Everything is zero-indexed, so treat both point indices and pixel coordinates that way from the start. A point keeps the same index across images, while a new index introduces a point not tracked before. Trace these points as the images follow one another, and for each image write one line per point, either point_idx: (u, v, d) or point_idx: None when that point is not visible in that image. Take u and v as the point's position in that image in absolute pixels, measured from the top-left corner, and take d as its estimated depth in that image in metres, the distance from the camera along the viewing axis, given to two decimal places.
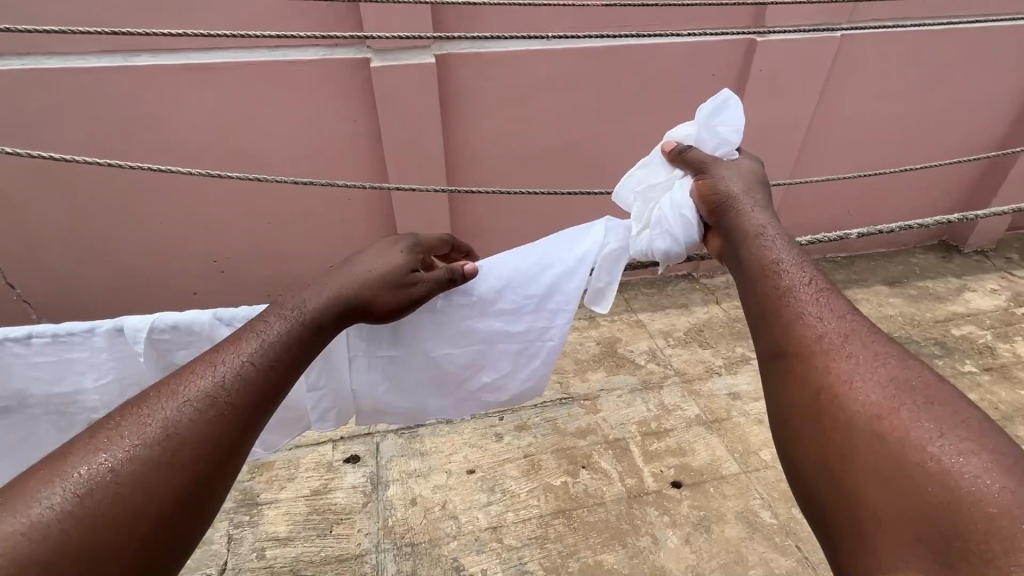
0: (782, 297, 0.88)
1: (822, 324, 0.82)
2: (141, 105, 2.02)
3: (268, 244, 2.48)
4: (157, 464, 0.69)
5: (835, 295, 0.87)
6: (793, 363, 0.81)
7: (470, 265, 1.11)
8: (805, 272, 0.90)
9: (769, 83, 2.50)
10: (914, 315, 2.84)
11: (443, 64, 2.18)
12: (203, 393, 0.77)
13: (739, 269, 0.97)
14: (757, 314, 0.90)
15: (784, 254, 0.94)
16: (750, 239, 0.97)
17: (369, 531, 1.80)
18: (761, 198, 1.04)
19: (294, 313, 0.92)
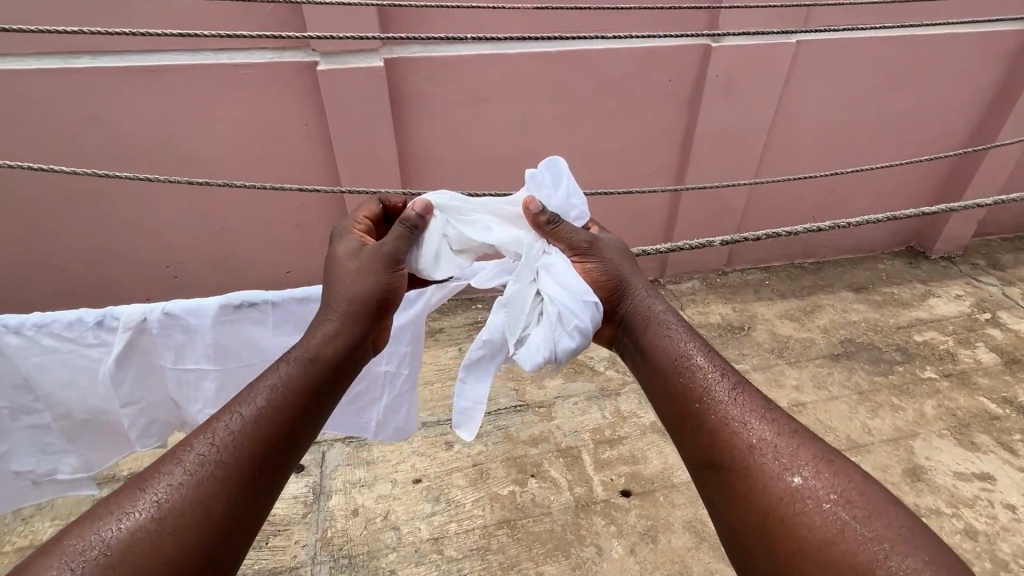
0: (702, 399, 0.94)
1: (747, 431, 0.88)
2: (84, 108, 1.97)
3: (222, 250, 2.44)
4: (196, 509, 0.70)
5: (746, 390, 0.95)
6: (731, 477, 0.85)
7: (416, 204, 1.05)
8: (712, 365, 0.98)
9: (727, 88, 2.50)
10: (878, 321, 2.82)
11: (393, 68, 2.16)
12: (211, 456, 0.75)
13: (648, 363, 1.03)
14: (680, 415, 0.95)
15: (691, 349, 1.01)
16: (653, 332, 1.05)
17: (307, 542, 1.75)
18: (641, 276, 1.13)
19: (305, 350, 0.89)
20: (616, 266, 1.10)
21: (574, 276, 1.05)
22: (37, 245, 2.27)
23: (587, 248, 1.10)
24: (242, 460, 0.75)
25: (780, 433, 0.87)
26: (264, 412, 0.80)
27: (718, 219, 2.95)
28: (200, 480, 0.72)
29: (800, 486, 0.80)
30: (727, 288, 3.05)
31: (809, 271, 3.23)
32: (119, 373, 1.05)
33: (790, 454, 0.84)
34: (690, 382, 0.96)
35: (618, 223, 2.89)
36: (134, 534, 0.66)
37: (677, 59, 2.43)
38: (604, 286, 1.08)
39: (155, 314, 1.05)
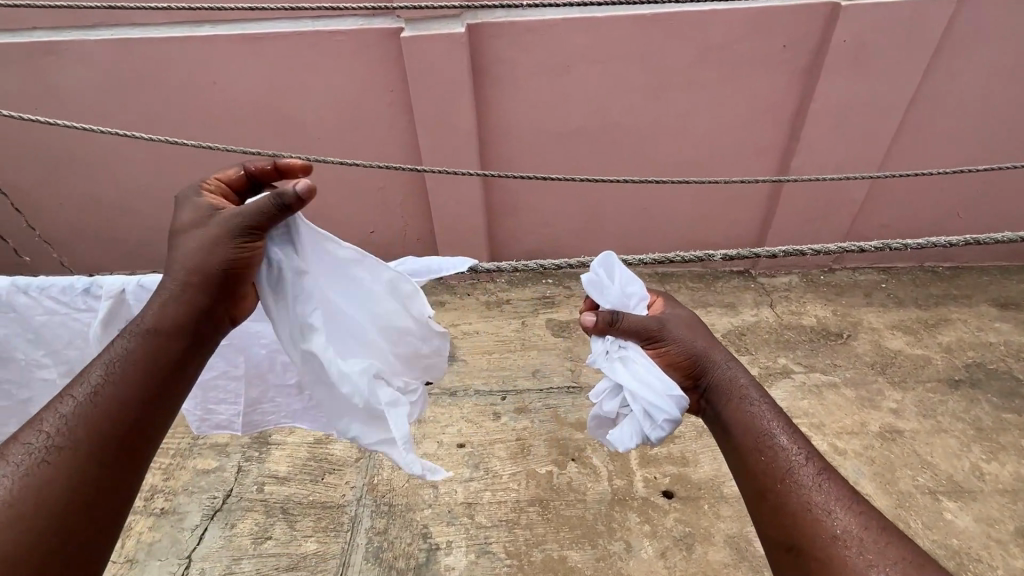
0: (784, 481, 0.90)
1: (833, 521, 0.84)
2: (203, 72, 2.19)
3: (313, 208, 2.60)
4: (28, 502, 0.72)
5: (833, 476, 0.91)
6: (812, 564, 0.82)
7: (299, 184, 0.91)
8: (797, 447, 0.94)
9: (855, 56, 2.14)
10: (1021, 346, 2.35)
11: (474, 35, 2.12)
12: (47, 443, 0.77)
13: (726, 435, 1.00)
14: (756, 492, 0.92)
15: (776, 427, 0.96)
16: (733, 404, 1.01)
17: (354, 484, 1.91)
18: (714, 341, 1.09)
19: (137, 332, 0.88)
20: (691, 342, 1.07)
21: (655, 372, 1.02)
22: (162, 194, 2.55)
23: (660, 331, 1.08)
24: (78, 442, 0.78)
25: (867, 525, 0.83)
26: (94, 392, 0.82)
27: (829, 209, 2.59)
28: (33, 465, 0.75)
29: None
30: (831, 288, 2.69)
31: (941, 278, 2.74)
32: (103, 338, 1.19)
33: (876, 548, 0.80)
34: (773, 463, 0.92)
35: (708, 206, 2.64)
36: None
37: (795, 22, 2.11)
38: (682, 365, 1.06)
39: (130, 285, 1.15)
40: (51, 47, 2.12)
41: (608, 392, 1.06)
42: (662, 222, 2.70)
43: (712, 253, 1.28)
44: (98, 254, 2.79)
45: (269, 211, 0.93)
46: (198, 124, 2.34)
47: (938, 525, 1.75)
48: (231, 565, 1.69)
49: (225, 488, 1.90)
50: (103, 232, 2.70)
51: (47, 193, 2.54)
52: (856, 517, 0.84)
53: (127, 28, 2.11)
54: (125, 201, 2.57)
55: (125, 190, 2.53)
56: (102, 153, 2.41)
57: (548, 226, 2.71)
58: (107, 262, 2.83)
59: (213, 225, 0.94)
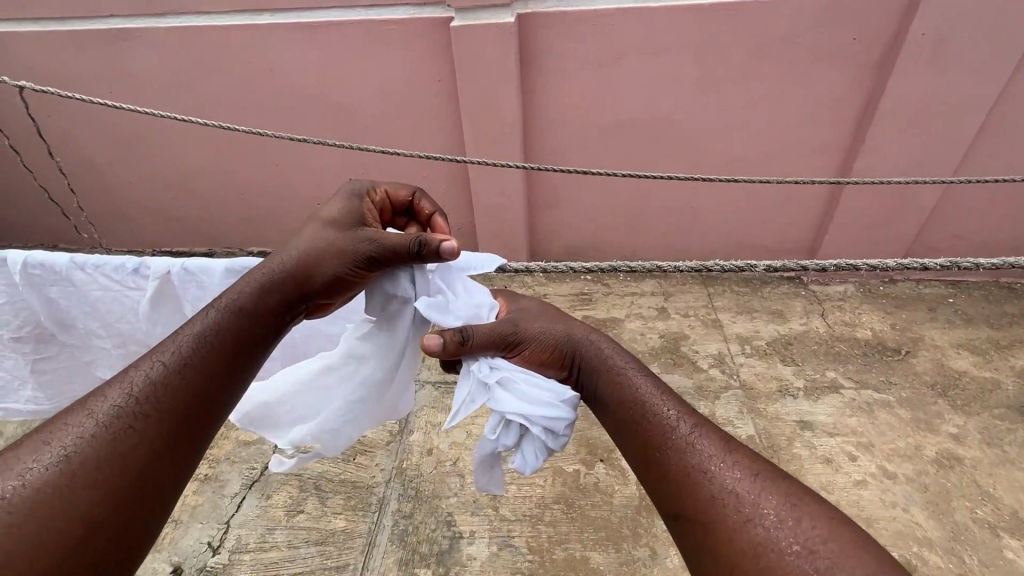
0: (659, 444, 0.87)
1: (707, 479, 0.79)
2: (261, 60, 2.27)
3: None
4: (113, 452, 0.76)
5: (706, 423, 0.89)
6: (695, 529, 0.77)
7: (448, 245, 0.98)
8: (665, 404, 0.93)
9: (933, 51, 1.98)
10: None
11: (524, 25, 2.09)
12: (134, 401, 0.81)
13: (609, 415, 0.98)
14: (643, 464, 0.89)
15: (646, 389, 0.96)
16: (608, 377, 1.01)
17: (383, 467, 1.95)
18: (573, 325, 1.11)
19: (222, 306, 0.96)
20: (557, 332, 1.09)
21: (538, 387, 1.02)
22: (220, 176, 2.67)
23: (517, 333, 1.07)
24: (163, 402, 0.82)
25: (746, 477, 0.79)
26: (182, 357, 0.88)
27: (894, 216, 2.42)
28: (122, 422, 0.79)
29: (762, 540, 0.71)
30: (891, 300, 2.52)
31: (1017, 295, 2.53)
32: (153, 315, 1.28)
33: (753, 500, 0.75)
34: (651, 428, 0.90)
35: (760, 208, 2.52)
36: (43, 473, 0.72)
37: (868, 13, 1.97)
38: (552, 350, 1.07)
39: (176, 268, 1.22)
40: (126, 34, 2.25)
41: (502, 425, 1.01)
42: (710, 222, 2.60)
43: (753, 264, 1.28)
44: (160, 232, 2.96)
45: (405, 252, 1.01)
46: (255, 110, 2.43)
47: (996, 563, 1.61)
48: (265, 534, 1.77)
49: (262, 461, 1.98)
50: (166, 211, 2.85)
51: (119, 172, 2.71)
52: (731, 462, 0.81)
53: (193, 16, 2.20)
54: (186, 182, 2.71)
55: (186, 171, 2.66)
56: (167, 135, 2.54)
57: (590, 221, 2.66)
58: (167, 240, 2.99)
59: (343, 241, 1.04)
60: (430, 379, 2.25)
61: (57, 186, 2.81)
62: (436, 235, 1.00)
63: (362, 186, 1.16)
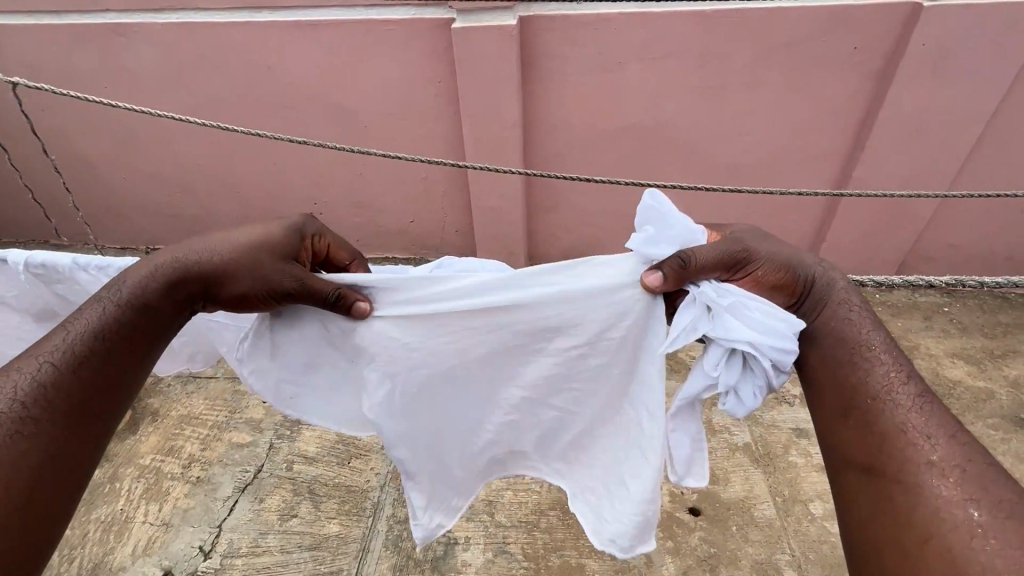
0: (877, 398, 0.90)
1: (928, 446, 0.82)
2: (260, 58, 2.24)
3: (356, 194, 2.63)
4: (4, 458, 0.79)
5: (935, 396, 0.88)
6: (892, 486, 0.82)
7: (362, 305, 1.06)
8: (894, 362, 0.92)
9: (934, 62, 1.98)
10: None
11: (527, 28, 2.08)
12: (23, 404, 0.84)
13: (817, 355, 0.99)
14: (844, 410, 0.93)
15: (874, 341, 0.95)
16: (827, 318, 0.99)
17: (379, 471, 1.94)
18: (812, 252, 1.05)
19: (115, 299, 0.97)
20: (787, 256, 1.01)
21: (767, 315, 0.93)
22: (217, 174, 2.63)
23: (745, 256, 0.99)
24: (54, 403, 0.86)
25: (967, 458, 0.80)
26: (79, 349, 0.91)
27: (892, 225, 2.43)
28: (12, 425, 0.82)
29: (979, 521, 0.73)
30: (887, 308, 2.53)
31: (1012, 304, 2.55)
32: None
33: (975, 484, 0.77)
34: (870, 381, 0.91)
35: (759, 214, 2.52)
36: None
37: (871, 22, 1.97)
38: (782, 279, 1.00)
39: None
40: (122, 29, 2.22)
41: (725, 360, 0.93)
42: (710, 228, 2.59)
43: None
44: (154, 229, 2.92)
45: (323, 292, 1.03)
46: (254, 107, 2.40)
47: None
48: (257, 538, 1.75)
49: (256, 464, 1.96)
50: (161, 208, 2.82)
51: (113, 168, 2.67)
52: (954, 438, 0.82)
53: (192, 12, 2.17)
54: (182, 179, 2.68)
55: (182, 169, 2.63)
56: (163, 132, 2.50)
57: (590, 225, 2.65)
58: (162, 237, 2.95)
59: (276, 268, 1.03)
60: None
61: (50, 181, 2.76)
62: (357, 293, 1.07)
63: (310, 227, 1.13)
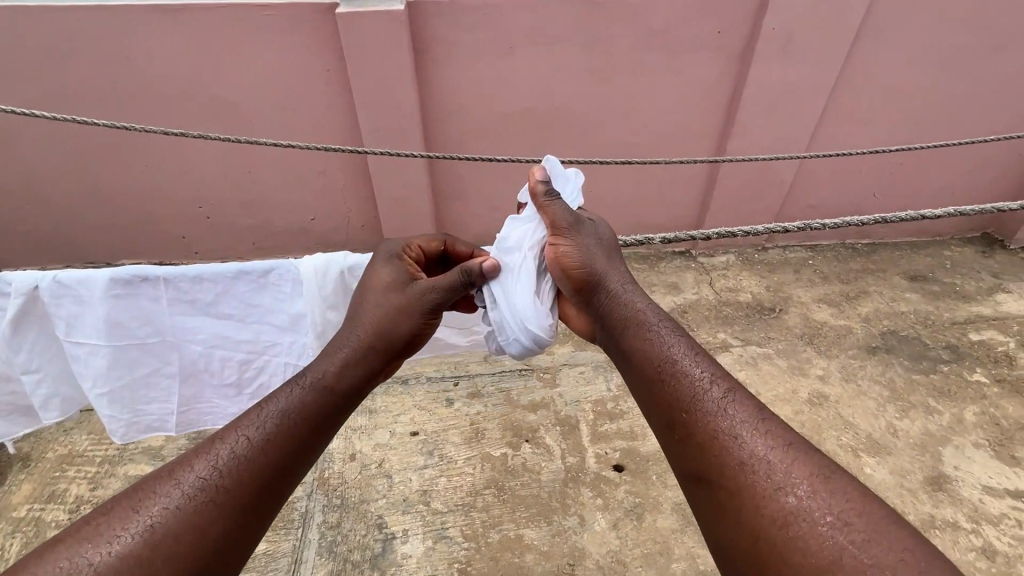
0: (689, 408, 0.82)
1: (739, 445, 0.75)
2: (116, 46, 2.01)
3: (246, 194, 2.45)
4: (185, 542, 0.68)
5: (742, 397, 0.82)
6: (719, 495, 0.72)
7: (488, 261, 1.04)
8: (701, 369, 0.87)
9: (783, 44, 2.25)
10: (929, 313, 2.57)
11: (415, 12, 2.04)
12: (213, 483, 0.74)
13: (632, 368, 0.93)
14: (665, 422, 0.84)
15: (678, 350, 0.90)
16: (633, 329, 0.96)
17: (304, 480, 1.85)
18: (620, 265, 1.06)
19: (312, 381, 0.90)
20: (592, 254, 1.04)
21: (517, 291, 1.02)
22: (76, 181, 2.33)
23: (565, 231, 1.05)
24: (243, 487, 0.75)
25: (778, 445, 0.74)
26: (231, 481, 0.75)
27: (762, 192, 2.74)
28: (199, 504, 0.72)
29: (794, 507, 0.67)
30: (765, 266, 2.84)
31: (861, 254, 2.97)
32: (14, 339, 1.01)
33: (785, 469, 0.71)
34: (680, 390, 0.85)
35: (653, 188, 2.71)
36: (114, 561, 0.64)
37: (730, 9, 2.19)
38: (573, 272, 1.04)
39: (45, 281, 0.98)
40: None
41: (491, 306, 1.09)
42: (611, 206, 2.74)
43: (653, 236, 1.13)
44: (1, 249, 2.52)
45: (458, 282, 1.05)
46: (115, 102, 2.15)
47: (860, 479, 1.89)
48: None
49: None
50: (9, 224, 2.44)
51: None
52: (759, 426, 0.76)
53: None
54: (32, 188, 2.34)
55: (31, 176, 2.30)
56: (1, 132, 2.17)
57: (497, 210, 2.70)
58: (12, 256, 2.56)
59: (404, 297, 1.04)
60: None
61: None
62: (475, 259, 1.05)
63: (396, 246, 1.12)
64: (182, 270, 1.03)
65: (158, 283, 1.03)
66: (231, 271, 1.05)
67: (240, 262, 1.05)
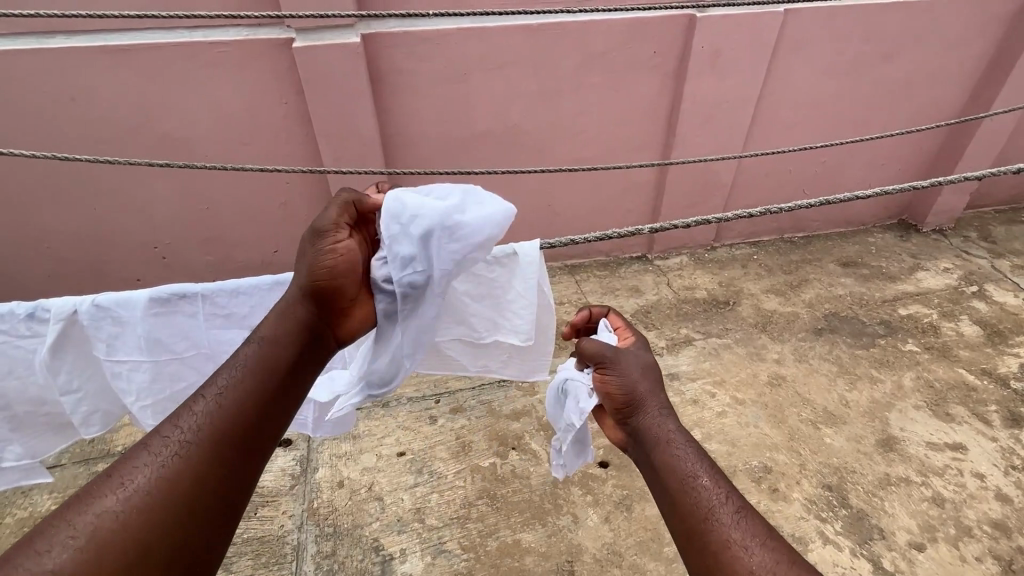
0: (704, 519, 0.91)
1: (749, 557, 0.85)
2: (62, 88, 1.97)
3: (206, 231, 2.41)
4: (166, 488, 0.81)
5: (752, 516, 0.91)
6: None
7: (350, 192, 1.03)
8: (717, 488, 0.95)
9: (711, 60, 2.48)
10: (862, 294, 2.83)
11: (370, 45, 2.12)
12: (184, 437, 0.86)
13: (653, 480, 1.00)
14: (683, 534, 0.92)
15: (695, 464, 0.98)
16: (660, 446, 1.02)
17: (293, 513, 1.82)
18: (658, 389, 1.12)
19: (259, 335, 0.98)
20: (636, 381, 1.10)
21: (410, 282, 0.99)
22: (19, 228, 2.23)
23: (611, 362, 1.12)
24: (209, 436, 0.87)
25: (781, 562, 0.84)
26: (199, 429, 0.87)
27: (706, 195, 2.95)
28: (174, 454, 0.84)
29: None
30: (715, 264, 3.05)
31: (798, 246, 3.24)
32: (55, 364, 1.04)
33: None
34: (696, 504, 0.93)
35: (606, 198, 2.87)
36: (107, 511, 0.77)
37: (661, 32, 2.40)
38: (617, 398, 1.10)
39: (85, 306, 1.02)
40: None
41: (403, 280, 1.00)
42: (569, 216, 2.88)
43: (642, 227, 1.15)
44: None
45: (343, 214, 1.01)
46: (60, 145, 2.10)
47: (821, 448, 2.04)
48: None
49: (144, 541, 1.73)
50: None
51: None
52: (769, 545, 0.86)
53: None
54: None
55: None
56: None
57: None
58: None
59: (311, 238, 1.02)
60: None
61: None
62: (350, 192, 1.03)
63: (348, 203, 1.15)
64: (221, 287, 1.08)
65: (198, 301, 1.07)
66: (266, 284, 1.09)
67: (273, 275, 1.09)
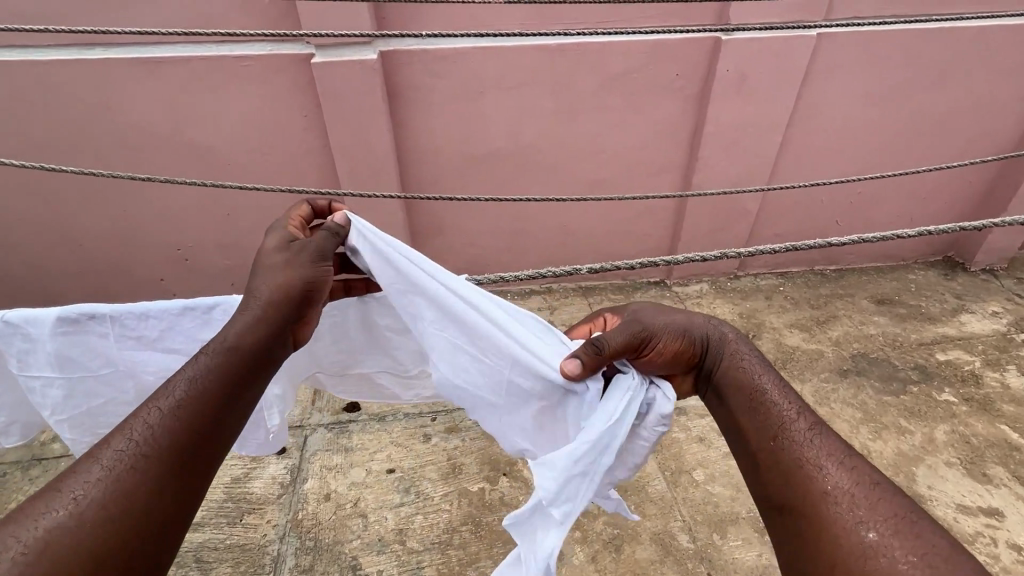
0: (775, 437, 0.90)
1: (822, 476, 0.83)
2: (98, 96, 2.08)
3: (224, 236, 2.49)
4: (114, 505, 0.72)
5: (826, 431, 0.89)
6: (803, 526, 0.80)
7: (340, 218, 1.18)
8: (787, 402, 0.95)
9: (738, 85, 2.39)
10: (897, 335, 2.64)
11: (389, 62, 2.15)
12: (135, 450, 0.78)
13: (725, 399, 1.02)
14: (754, 455, 0.92)
15: (766, 381, 0.99)
16: (728, 371, 1.03)
17: (278, 522, 1.82)
18: (699, 315, 1.12)
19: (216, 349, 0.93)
20: (680, 322, 1.09)
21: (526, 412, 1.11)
22: (53, 226, 2.35)
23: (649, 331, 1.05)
24: (164, 450, 0.79)
25: (862, 482, 0.81)
26: (151, 443, 0.79)
27: (729, 223, 2.84)
28: (124, 468, 0.76)
29: (874, 543, 0.73)
30: (737, 293, 2.92)
31: (829, 279, 3.07)
32: None
33: (867, 506, 0.78)
34: (769, 421, 0.93)
35: (623, 221, 2.80)
36: (42, 532, 0.68)
37: (685, 55, 2.34)
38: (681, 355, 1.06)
39: None
40: None
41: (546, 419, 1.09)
42: (585, 237, 2.82)
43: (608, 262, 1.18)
44: None
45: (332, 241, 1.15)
46: (94, 150, 2.21)
47: None
48: None
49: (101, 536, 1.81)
50: None
51: None
52: (846, 466, 0.83)
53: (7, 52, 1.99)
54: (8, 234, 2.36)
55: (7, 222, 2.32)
56: None
57: (473, 246, 2.75)
58: None
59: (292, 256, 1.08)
60: (323, 422, 2.16)
61: None
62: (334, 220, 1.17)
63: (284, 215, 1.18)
64: (129, 310, 1.10)
65: (105, 322, 1.10)
66: (176, 308, 1.12)
67: (185, 300, 1.12)
